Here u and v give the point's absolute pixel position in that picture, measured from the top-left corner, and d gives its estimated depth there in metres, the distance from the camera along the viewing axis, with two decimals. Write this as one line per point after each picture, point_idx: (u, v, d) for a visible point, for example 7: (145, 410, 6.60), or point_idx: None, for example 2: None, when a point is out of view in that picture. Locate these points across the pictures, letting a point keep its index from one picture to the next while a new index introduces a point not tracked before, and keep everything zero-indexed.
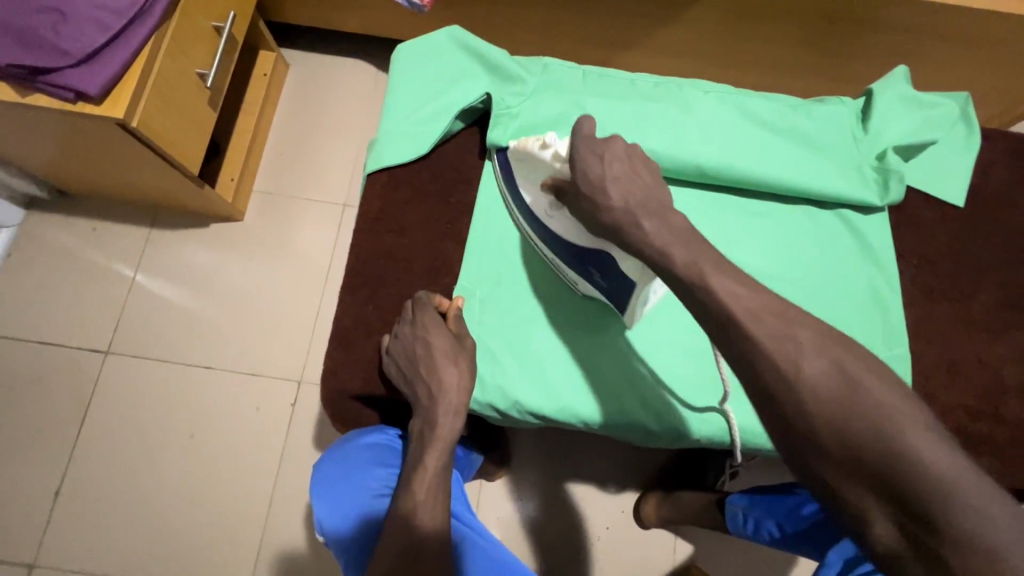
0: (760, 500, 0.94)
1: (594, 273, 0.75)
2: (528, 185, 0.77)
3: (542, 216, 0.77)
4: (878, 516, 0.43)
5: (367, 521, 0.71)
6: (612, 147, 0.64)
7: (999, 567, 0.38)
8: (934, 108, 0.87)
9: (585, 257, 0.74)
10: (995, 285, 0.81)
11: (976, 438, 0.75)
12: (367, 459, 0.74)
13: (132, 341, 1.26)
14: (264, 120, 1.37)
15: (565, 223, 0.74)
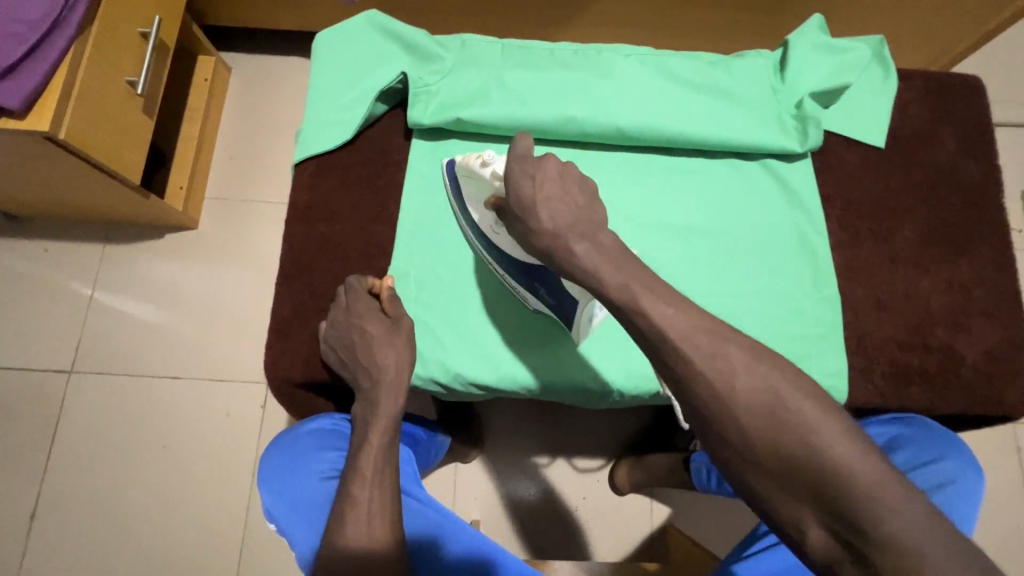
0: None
1: (540, 288, 0.71)
2: (473, 198, 0.71)
3: (488, 232, 0.70)
4: (818, 529, 0.44)
5: (315, 503, 0.66)
6: (546, 167, 0.57)
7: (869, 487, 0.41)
8: (849, 52, 0.83)
9: (531, 272, 0.70)
10: (920, 220, 0.81)
11: (907, 370, 0.75)
12: (315, 444, 0.71)
13: (96, 357, 1.29)
14: (210, 125, 1.39)
15: (509, 241, 0.68)
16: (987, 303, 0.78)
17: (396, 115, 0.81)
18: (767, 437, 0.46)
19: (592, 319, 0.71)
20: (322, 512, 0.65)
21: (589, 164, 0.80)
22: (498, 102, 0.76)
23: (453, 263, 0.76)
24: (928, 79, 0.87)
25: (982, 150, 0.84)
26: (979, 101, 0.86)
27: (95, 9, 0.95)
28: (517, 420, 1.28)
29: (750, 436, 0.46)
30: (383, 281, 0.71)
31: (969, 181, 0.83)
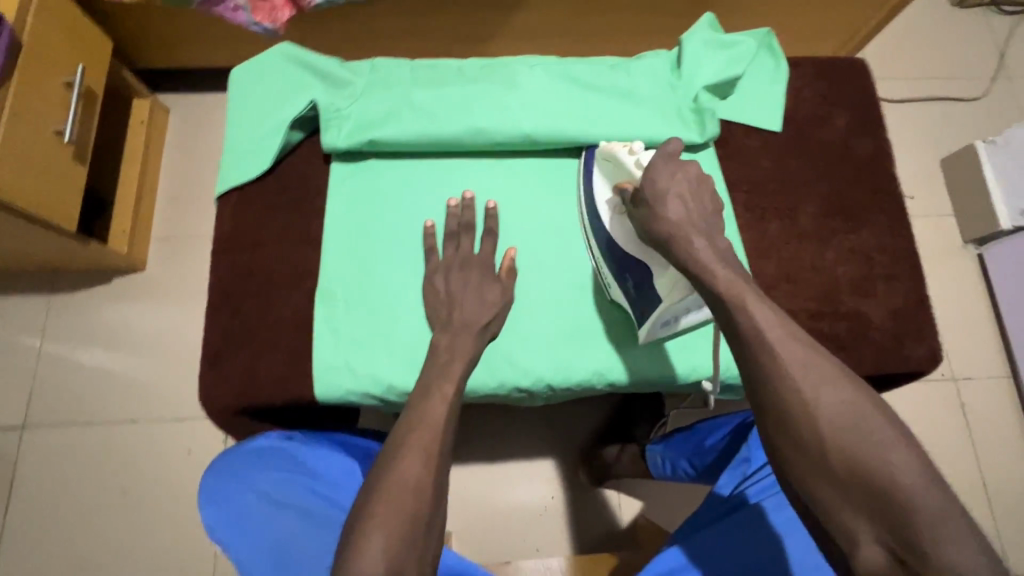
0: (673, 440, 0.98)
1: (628, 280, 0.73)
2: (604, 183, 0.76)
3: (605, 214, 0.75)
4: (868, 538, 0.47)
5: (255, 518, 0.62)
6: (688, 170, 0.65)
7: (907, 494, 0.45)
8: (738, 46, 0.88)
9: (625, 262, 0.72)
10: (820, 195, 0.86)
11: (819, 337, 0.80)
12: (259, 463, 0.70)
13: (48, 409, 1.28)
14: (151, 166, 1.40)
15: (622, 227, 0.72)
16: (888, 267, 0.84)
17: (313, 141, 0.83)
18: (836, 432, 0.49)
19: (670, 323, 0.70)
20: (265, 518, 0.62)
21: (504, 171, 0.83)
22: (408, 121, 0.80)
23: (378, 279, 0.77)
24: (817, 64, 0.93)
25: (872, 126, 0.90)
26: (865, 80, 0.92)
27: (13, 64, 0.96)
28: (479, 427, 1.30)
29: (825, 441, 0.50)
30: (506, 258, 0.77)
31: (863, 155, 0.88)
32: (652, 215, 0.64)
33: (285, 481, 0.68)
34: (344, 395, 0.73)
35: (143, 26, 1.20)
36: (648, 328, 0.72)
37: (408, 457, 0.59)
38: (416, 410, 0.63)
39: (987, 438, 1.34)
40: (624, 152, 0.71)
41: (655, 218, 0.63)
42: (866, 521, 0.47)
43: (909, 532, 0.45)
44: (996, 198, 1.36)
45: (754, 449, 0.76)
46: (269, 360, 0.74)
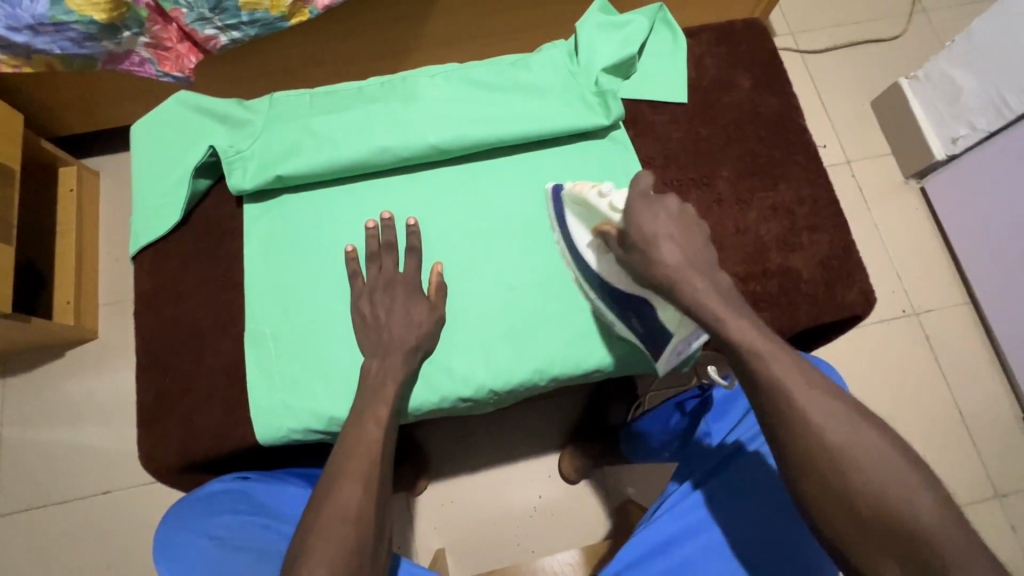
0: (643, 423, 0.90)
1: (632, 318, 0.74)
2: (579, 223, 0.77)
3: (590, 261, 0.76)
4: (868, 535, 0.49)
5: (210, 559, 0.57)
6: (665, 205, 0.66)
7: None
8: (632, 24, 0.89)
9: (625, 301, 0.73)
10: (735, 160, 0.87)
11: (755, 297, 0.81)
12: (218, 505, 0.66)
13: (18, 494, 1.25)
14: (87, 233, 1.37)
15: (612, 268, 0.73)
16: (811, 217, 0.84)
17: (221, 186, 0.83)
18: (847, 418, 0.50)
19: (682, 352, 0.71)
20: (231, 552, 0.59)
21: (418, 185, 0.83)
22: (310, 151, 0.79)
23: (307, 312, 0.76)
24: (715, 30, 0.94)
25: (775, 82, 0.91)
26: (763, 40, 0.94)
27: None
28: (456, 439, 1.29)
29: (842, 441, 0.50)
30: (432, 271, 0.77)
31: (770, 113, 0.89)
32: (647, 262, 0.64)
33: (247, 523, 0.64)
34: (286, 435, 0.73)
35: (52, 94, 1.18)
36: (663, 364, 0.73)
37: (345, 482, 0.58)
38: (349, 437, 0.63)
39: (954, 365, 1.36)
40: (593, 197, 0.71)
41: (651, 262, 0.64)
42: None
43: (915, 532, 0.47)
44: (926, 132, 1.38)
45: (712, 422, 0.79)
46: (203, 413, 0.73)
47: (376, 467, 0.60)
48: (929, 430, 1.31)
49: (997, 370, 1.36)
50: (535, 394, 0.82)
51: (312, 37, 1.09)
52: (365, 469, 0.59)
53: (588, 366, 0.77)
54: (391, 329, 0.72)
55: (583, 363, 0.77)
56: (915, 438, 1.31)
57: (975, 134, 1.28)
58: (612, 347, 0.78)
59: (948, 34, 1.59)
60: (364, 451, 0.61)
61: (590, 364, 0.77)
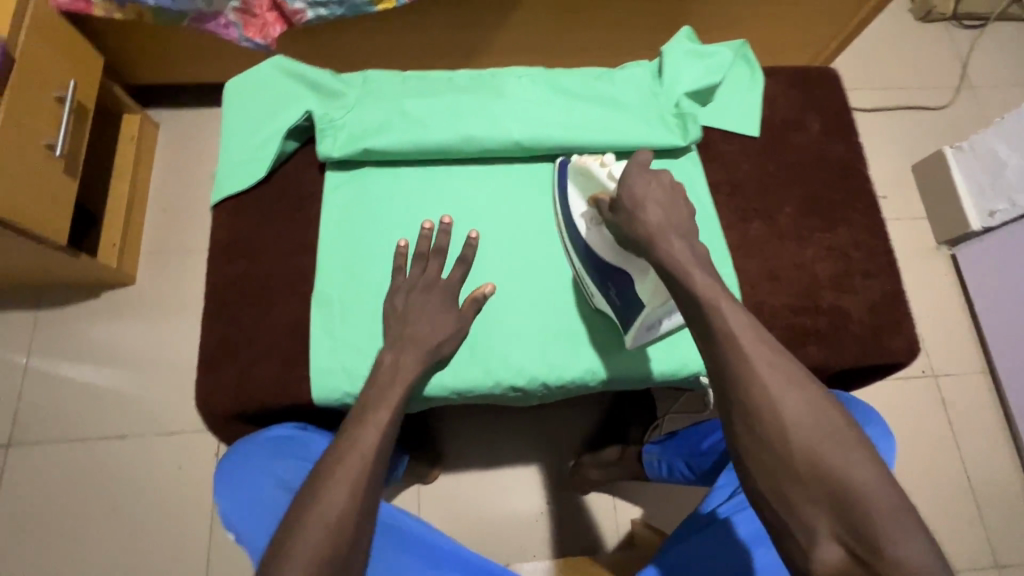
0: (669, 443, 1.08)
1: (610, 289, 0.75)
2: (578, 193, 0.79)
3: (583, 228, 0.76)
4: (828, 543, 0.50)
5: (259, 502, 0.64)
6: (661, 178, 0.67)
7: (847, 483, 0.50)
8: (717, 54, 0.93)
9: (606, 272, 0.74)
10: (798, 197, 0.90)
11: (803, 330, 0.83)
12: (272, 449, 0.69)
13: (35, 426, 1.25)
14: (140, 181, 1.40)
15: (601, 237, 0.74)
16: (866, 264, 0.87)
17: (307, 150, 0.85)
18: None
19: (658, 326, 0.73)
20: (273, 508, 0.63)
21: (495, 176, 0.85)
22: (399, 129, 0.82)
23: (376, 284, 0.79)
24: (791, 73, 0.97)
25: (844, 129, 0.95)
26: (836, 88, 0.97)
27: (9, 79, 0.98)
28: (473, 432, 1.31)
29: None
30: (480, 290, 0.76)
31: (835, 158, 0.93)
32: (630, 221, 0.66)
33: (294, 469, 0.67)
34: (341, 397, 0.74)
35: (135, 43, 1.22)
36: (632, 334, 0.74)
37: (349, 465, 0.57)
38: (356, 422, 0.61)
39: (967, 432, 1.38)
40: (597, 166, 0.75)
41: (634, 221, 0.65)
42: (829, 519, 0.50)
43: (870, 542, 0.48)
44: (965, 202, 1.42)
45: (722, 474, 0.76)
46: (262, 366, 0.75)
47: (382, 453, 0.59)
48: (934, 491, 1.33)
49: (1009, 442, 1.38)
50: (569, 397, 0.84)
51: (397, 25, 1.13)
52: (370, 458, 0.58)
53: (634, 376, 0.79)
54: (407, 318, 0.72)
55: (627, 373, 0.79)
56: (921, 499, 1.32)
57: (1012, 211, 1.32)
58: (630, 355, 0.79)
59: (994, 112, 1.64)
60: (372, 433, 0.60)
61: (634, 375, 0.79)
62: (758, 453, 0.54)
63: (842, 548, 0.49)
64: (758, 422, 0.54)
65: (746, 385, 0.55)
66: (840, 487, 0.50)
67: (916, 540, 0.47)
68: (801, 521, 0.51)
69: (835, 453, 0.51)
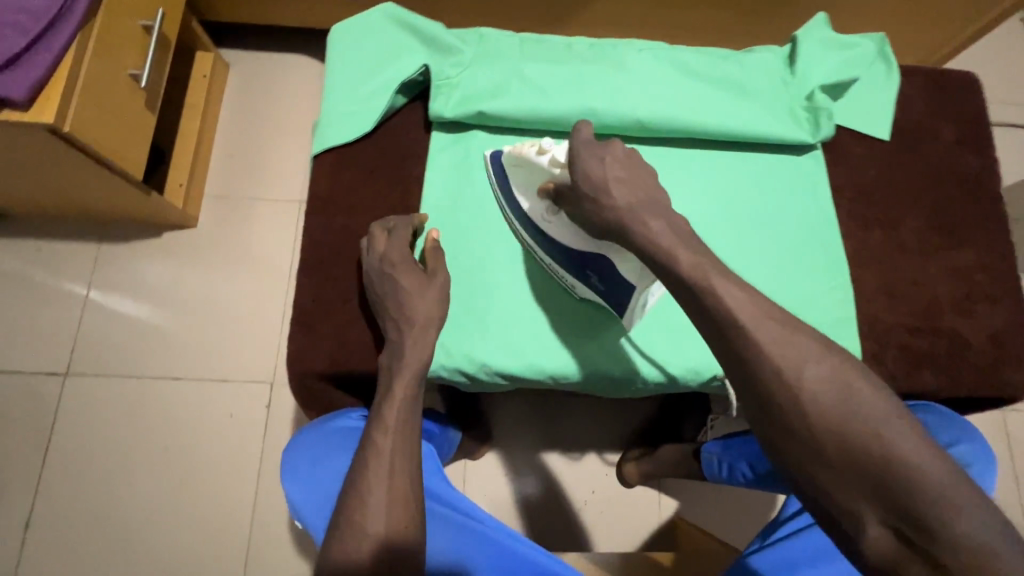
0: (733, 442, 0.95)
1: (592, 276, 0.71)
2: (523, 187, 0.72)
3: (540, 222, 0.72)
4: (872, 522, 0.43)
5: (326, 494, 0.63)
6: (613, 150, 0.61)
7: (890, 456, 0.42)
8: (852, 48, 0.87)
9: (582, 260, 0.70)
10: (924, 211, 0.84)
11: (919, 353, 0.78)
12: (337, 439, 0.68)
13: (90, 360, 1.22)
14: (209, 122, 1.36)
15: (564, 227, 0.69)
16: (989, 289, 0.82)
17: (414, 107, 0.81)
18: None
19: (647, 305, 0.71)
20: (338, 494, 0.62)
21: None
22: (518, 94, 0.77)
23: (476, 257, 0.76)
24: (927, 75, 0.90)
25: (979, 142, 0.88)
26: (974, 96, 0.90)
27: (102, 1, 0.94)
28: (527, 418, 1.24)
29: None
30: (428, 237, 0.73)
31: (967, 172, 0.86)
32: (596, 208, 0.60)
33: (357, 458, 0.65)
34: (435, 369, 0.72)
35: None
36: (630, 318, 0.72)
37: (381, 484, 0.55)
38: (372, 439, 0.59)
39: None
40: (533, 153, 0.67)
41: (600, 205, 0.59)
42: (870, 499, 0.43)
43: (920, 520, 0.41)
44: None
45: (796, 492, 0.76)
46: (358, 328, 0.72)
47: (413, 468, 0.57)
48: None
49: None
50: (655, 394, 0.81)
51: None
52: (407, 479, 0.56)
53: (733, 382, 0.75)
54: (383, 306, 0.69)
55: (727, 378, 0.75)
56: None
57: None
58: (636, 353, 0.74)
59: None
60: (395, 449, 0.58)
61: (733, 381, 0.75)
62: (772, 434, 0.47)
63: (889, 529, 0.42)
64: (771, 412, 0.47)
65: (758, 370, 0.47)
66: (881, 460, 0.42)
67: (979, 515, 0.40)
68: (839, 507, 0.44)
69: (860, 419, 0.44)
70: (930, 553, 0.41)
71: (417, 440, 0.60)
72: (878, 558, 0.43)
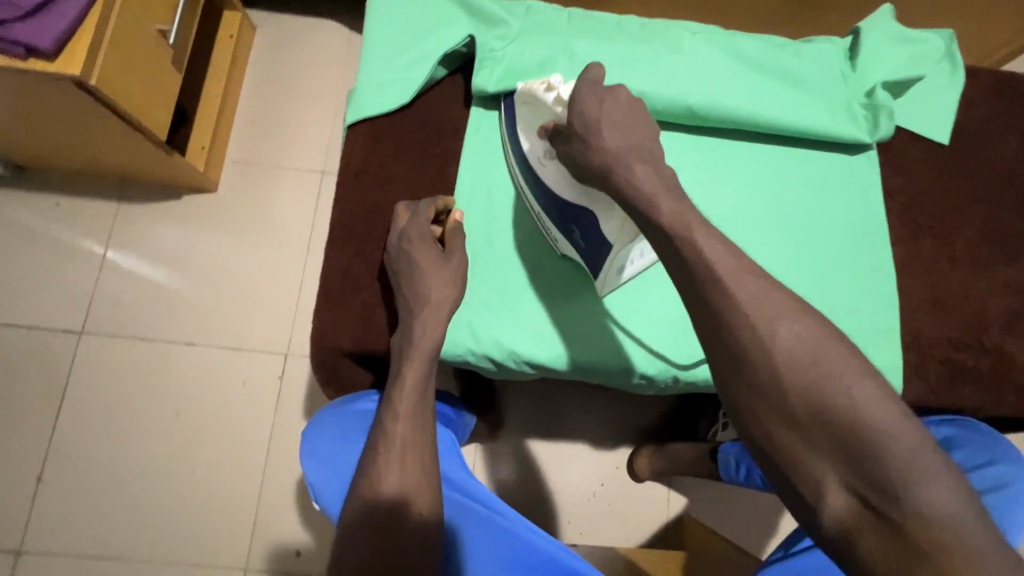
0: None
1: (574, 232, 0.68)
2: (528, 127, 0.70)
3: (535, 165, 0.69)
4: (832, 487, 0.39)
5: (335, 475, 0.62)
6: (615, 95, 0.57)
7: (855, 416, 0.39)
8: (917, 44, 0.82)
9: (566, 212, 0.67)
10: (979, 221, 0.80)
11: (963, 369, 0.75)
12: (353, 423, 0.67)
13: (106, 319, 1.21)
14: (234, 84, 1.32)
15: (556, 174, 0.66)
16: None
17: (455, 81, 0.78)
18: None
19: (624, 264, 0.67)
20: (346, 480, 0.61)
21: None
22: (564, 72, 0.74)
23: (510, 241, 0.74)
24: (994, 78, 0.85)
25: None
26: None
27: None
28: (541, 406, 1.21)
29: None
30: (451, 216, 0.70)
31: None
32: (584, 147, 0.56)
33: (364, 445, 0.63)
34: (464, 354, 0.70)
35: None
36: (603, 278, 0.69)
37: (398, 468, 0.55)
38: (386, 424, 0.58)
39: None
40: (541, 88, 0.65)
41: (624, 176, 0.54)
42: (832, 462, 0.39)
43: (880, 483, 0.38)
44: None
45: None
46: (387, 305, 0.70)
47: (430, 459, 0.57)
48: None
49: None
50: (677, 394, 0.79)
51: None
52: (421, 467, 0.56)
53: None
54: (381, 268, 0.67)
55: None
56: None
57: None
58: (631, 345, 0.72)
59: None
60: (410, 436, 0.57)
61: None
62: (737, 393, 0.43)
63: (850, 496, 0.39)
64: (740, 371, 0.43)
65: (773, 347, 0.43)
66: (844, 421, 0.39)
67: (938, 481, 0.37)
68: (798, 470, 0.41)
69: (826, 379, 0.41)
70: (889, 520, 0.37)
71: (429, 424, 0.60)
72: (833, 523, 0.39)
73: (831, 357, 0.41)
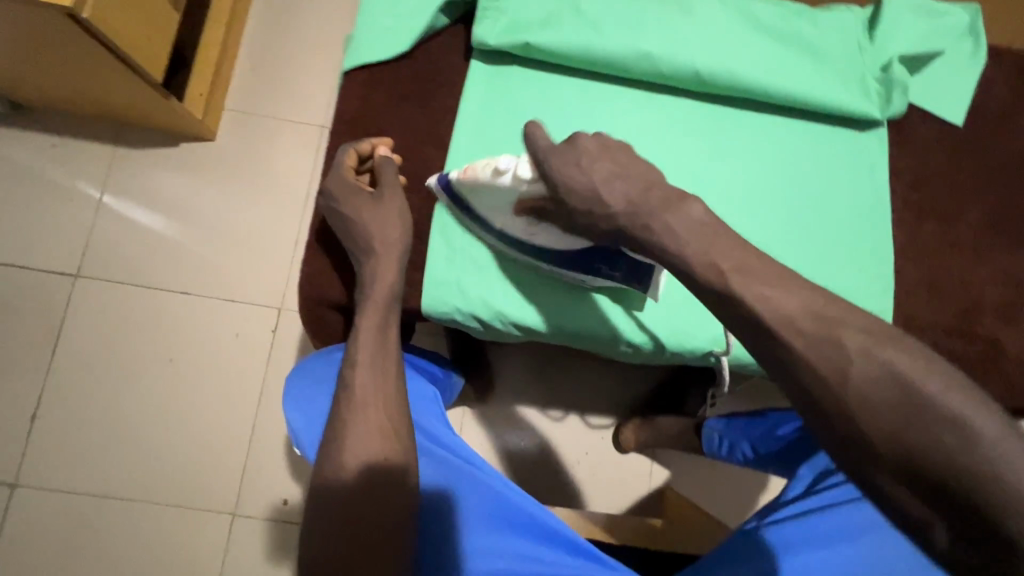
0: (738, 420, 0.92)
1: (601, 268, 0.68)
2: (491, 212, 0.67)
3: (523, 235, 0.68)
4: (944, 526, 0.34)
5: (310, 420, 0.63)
6: (585, 151, 0.54)
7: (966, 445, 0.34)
8: (940, 18, 0.79)
9: (584, 255, 0.68)
10: (986, 206, 0.78)
11: (953, 355, 0.74)
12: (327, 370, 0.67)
13: (101, 264, 1.21)
14: (236, 29, 1.29)
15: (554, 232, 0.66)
16: None
17: (457, 32, 0.76)
18: None
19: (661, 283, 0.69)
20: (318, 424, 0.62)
21: (657, 108, 0.76)
22: (570, 28, 0.72)
23: None
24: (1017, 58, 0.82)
25: None
26: None
27: None
28: (530, 372, 1.21)
29: None
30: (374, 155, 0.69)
31: None
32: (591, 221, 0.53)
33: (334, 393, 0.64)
34: (451, 312, 0.69)
35: None
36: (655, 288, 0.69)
37: (367, 411, 0.56)
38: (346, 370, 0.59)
39: None
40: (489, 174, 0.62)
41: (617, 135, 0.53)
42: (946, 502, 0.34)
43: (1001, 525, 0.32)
44: None
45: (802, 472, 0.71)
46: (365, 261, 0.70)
47: (398, 407, 0.58)
48: None
49: None
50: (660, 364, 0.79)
51: None
52: (386, 412, 0.56)
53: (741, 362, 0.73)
54: (353, 221, 0.66)
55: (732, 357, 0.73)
56: None
57: None
58: (625, 319, 0.72)
59: None
60: (372, 380, 0.58)
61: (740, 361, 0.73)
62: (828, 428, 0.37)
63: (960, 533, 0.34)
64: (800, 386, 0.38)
65: None
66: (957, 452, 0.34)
67: None
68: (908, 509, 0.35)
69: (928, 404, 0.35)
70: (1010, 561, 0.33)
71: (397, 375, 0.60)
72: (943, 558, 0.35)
73: (805, 327, 0.39)
